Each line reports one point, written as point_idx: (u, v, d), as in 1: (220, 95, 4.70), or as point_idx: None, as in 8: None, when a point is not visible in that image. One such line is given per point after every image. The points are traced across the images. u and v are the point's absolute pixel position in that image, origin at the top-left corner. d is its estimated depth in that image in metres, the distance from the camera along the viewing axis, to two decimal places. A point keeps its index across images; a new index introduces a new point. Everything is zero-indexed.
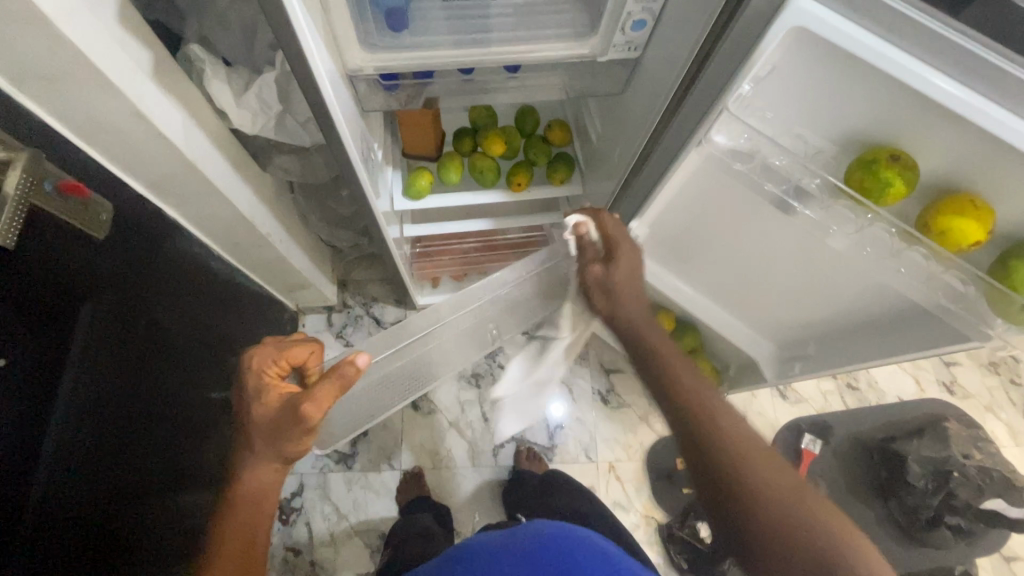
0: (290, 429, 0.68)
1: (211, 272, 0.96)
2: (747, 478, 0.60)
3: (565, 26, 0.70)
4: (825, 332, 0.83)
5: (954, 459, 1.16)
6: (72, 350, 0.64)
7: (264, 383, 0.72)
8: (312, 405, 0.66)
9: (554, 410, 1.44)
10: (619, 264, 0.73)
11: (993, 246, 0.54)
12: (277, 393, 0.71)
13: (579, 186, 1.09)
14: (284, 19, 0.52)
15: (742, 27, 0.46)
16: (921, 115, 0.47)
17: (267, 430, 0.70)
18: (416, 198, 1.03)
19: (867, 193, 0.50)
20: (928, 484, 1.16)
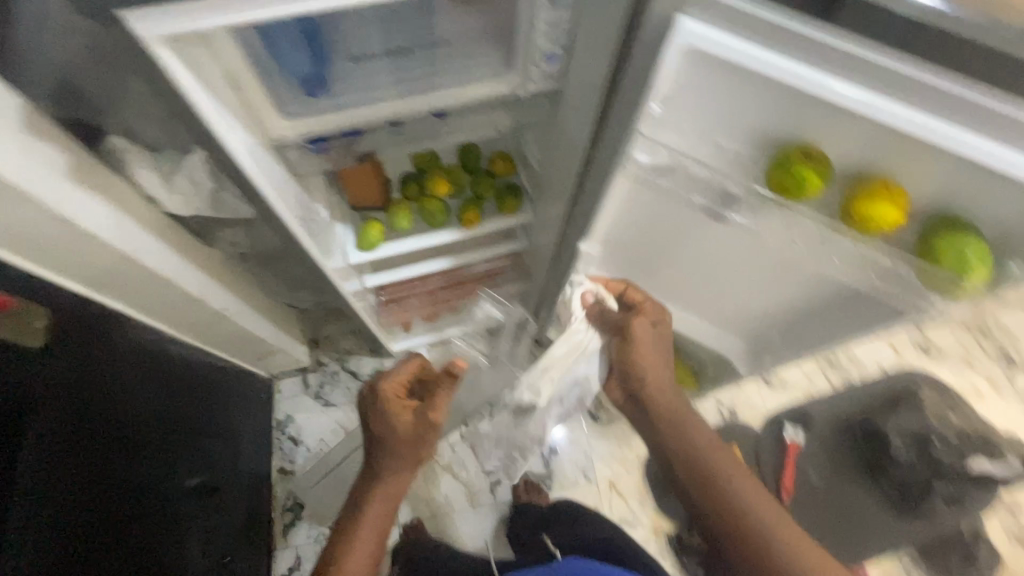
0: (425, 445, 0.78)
1: (167, 357, 0.93)
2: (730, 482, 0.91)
3: (481, 67, 0.71)
4: (786, 324, 0.85)
5: (929, 428, 1.23)
6: (20, 469, 0.60)
7: (396, 409, 0.76)
8: (435, 413, 0.75)
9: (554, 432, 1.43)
10: (654, 320, 0.89)
11: (915, 225, 0.55)
12: (396, 421, 0.76)
13: (531, 213, 1.10)
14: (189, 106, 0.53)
15: (641, 54, 0.48)
16: (823, 112, 0.49)
17: (404, 455, 0.77)
18: (370, 249, 1.04)
19: (785, 190, 0.52)
20: (913, 457, 1.21)
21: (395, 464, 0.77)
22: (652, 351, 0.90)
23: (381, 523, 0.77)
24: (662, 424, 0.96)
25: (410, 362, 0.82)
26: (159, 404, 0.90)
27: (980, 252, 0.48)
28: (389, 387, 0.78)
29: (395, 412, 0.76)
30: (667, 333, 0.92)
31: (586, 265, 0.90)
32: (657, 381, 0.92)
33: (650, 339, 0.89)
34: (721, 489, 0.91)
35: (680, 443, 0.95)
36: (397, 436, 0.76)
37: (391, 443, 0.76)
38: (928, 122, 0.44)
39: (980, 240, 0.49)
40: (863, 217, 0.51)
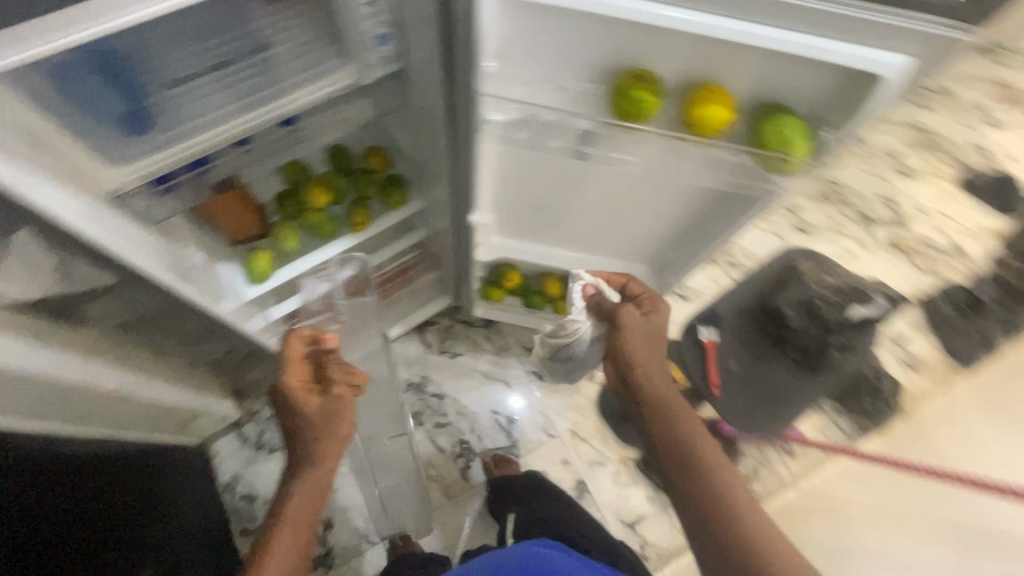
0: (339, 409, 0.80)
1: (72, 456, 0.83)
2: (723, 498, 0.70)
3: (316, 64, 0.68)
4: (676, 239, 0.91)
5: (813, 293, 1.32)
6: None
7: (302, 388, 0.81)
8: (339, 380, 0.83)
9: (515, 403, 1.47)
10: (653, 311, 0.85)
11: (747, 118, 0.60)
12: (306, 397, 0.80)
13: (420, 201, 1.09)
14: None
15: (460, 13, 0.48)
16: (643, 35, 0.51)
17: (320, 423, 0.78)
18: (262, 280, 0.98)
19: (628, 115, 0.55)
20: (804, 320, 1.31)
21: (313, 434, 0.78)
22: (645, 344, 0.84)
23: (309, 498, 0.73)
24: (649, 413, 0.80)
25: (295, 338, 0.83)
26: (80, 507, 0.80)
27: (798, 128, 0.53)
28: (292, 374, 0.81)
29: (302, 391, 0.81)
30: (662, 330, 0.86)
31: (483, 232, 0.93)
32: (644, 367, 0.83)
33: (645, 334, 0.85)
34: (715, 492, 0.70)
35: (664, 435, 0.77)
36: (311, 413, 0.79)
37: (307, 416, 0.79)
38: (726, 22, 0.47)
39: (797, 119, 0.54)
40: (700, 122, 0.54)
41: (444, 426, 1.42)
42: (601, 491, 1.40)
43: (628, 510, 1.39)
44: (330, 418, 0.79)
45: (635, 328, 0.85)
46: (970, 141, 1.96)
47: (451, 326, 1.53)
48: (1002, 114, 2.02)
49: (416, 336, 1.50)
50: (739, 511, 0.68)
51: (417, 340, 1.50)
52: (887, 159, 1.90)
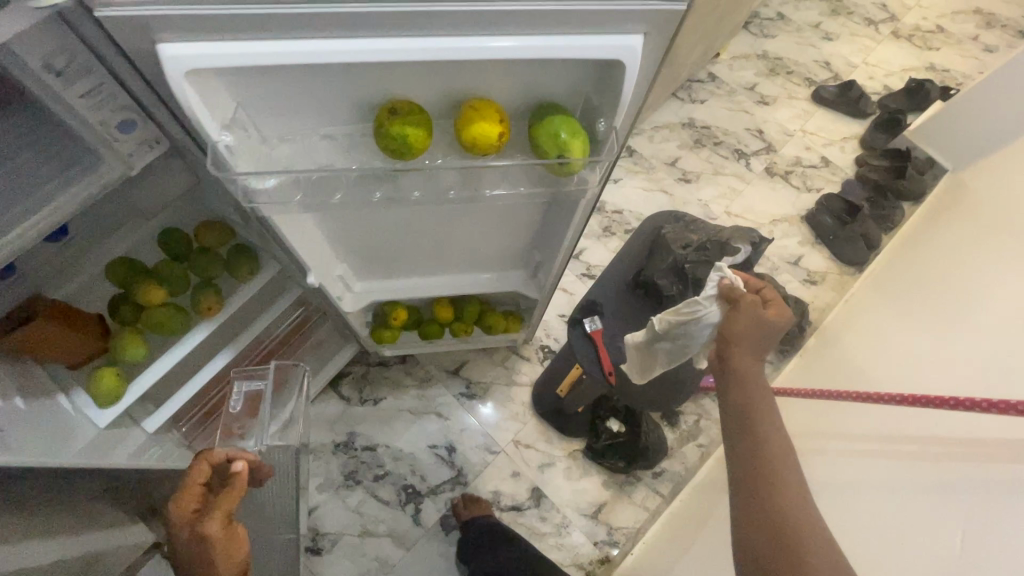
0: (202, 562, 0.68)
1: None
2: (777, 477, 0.66)
3: (61, 166, 0.59)
4: (535, 239, 0.89)
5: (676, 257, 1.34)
6: None
7: (176, 522, 0.70)
8: (209, 520, 0.69)
9: (460, 431, 1.43)
10: (774, 310, 0.80)
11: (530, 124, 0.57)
12: (176, 534, 0.69)
13: (275, 263, 1.01)
14: None
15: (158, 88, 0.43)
16: (378, 70, 0.47)
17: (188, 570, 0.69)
18: (116, 400, 0.87)
19: (395, 152, 0.50)
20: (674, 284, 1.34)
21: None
22: (754, 335, 0.78)
23: None
24: (733, 391, 0.75)
25: (199, 461, 0.75)
26: None
27: (569, 128, 0.50)
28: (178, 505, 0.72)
29: (175, 524, 0.70)
30: (778, 333, 0.79)
31: (339, 283, 0.88)
32: (744, 353, 0.77)
33: (760, 327, 0.79)
34: (769, 466, 0.67)
35: (742, 407, 0.73)
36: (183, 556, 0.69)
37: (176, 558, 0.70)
38: (452, 40, 0.43)
39: (567, 116, 0.51)
40: (475, 143, 0.50)
41: (383, 478, 1.36)
42: (557, 492, 1.39)
43: (587, 502, 1.38)
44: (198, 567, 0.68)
45: (751, 317, 0.79)
46: (815, 60, 2.08)
47: (367, 372, 1.47)
48: (834, 28, 2.16)
49: (332, 394, 1.43)
50: (786, 497, 0.64)
51: (335, 396, 1.43)
52: (747, 93, 1.97)
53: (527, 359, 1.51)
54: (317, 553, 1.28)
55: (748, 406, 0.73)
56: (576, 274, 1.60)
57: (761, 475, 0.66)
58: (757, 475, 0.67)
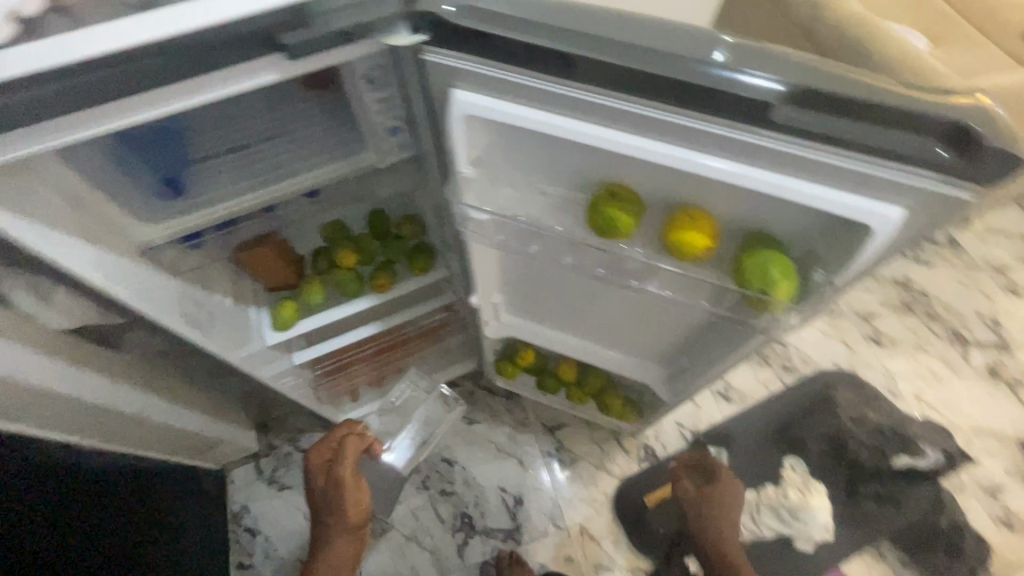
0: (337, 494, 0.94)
1: (84, 468, 0.90)
2: None
3: (336, 147, 0.73)
4: (687, 346, 0.85)
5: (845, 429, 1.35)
6: None
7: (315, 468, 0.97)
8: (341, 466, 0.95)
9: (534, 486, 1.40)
10: (717, 484, 1.09)
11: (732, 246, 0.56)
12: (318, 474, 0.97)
13: (444, 269, 1.12)
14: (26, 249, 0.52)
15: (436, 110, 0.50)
16: (616, 158, 0.50)
17: (326, 500, 0.96)
18: (285, 329, 1.04)
19: (602, 230, 0.53)
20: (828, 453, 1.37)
21: (327, 508, 0.96)
22: (727, 507, 1.08)
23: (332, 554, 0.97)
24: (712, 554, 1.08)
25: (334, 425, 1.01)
26: None
27: (782, 267, 0.47)
28: (316, 455, 0.98)
29: (315, 470, 0.97)
30: (737, 492, 1.10)
31: (492, 311, 0.94)
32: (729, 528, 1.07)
33: (728, 496, 1.09)
34: None
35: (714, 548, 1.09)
36: (320, 492, 0.97)
37: (318, 492, 0.97)
38: (697, 153, 0.44)
39: (782, 254, 0.49)
40: (678, 247, 0.51)
41: (448, 495, 1.39)
42: None
43: None
44: (333, 498, 0.95)
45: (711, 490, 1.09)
46: None
47: (473, 392, 1.52)
48: None
49: None
50: None
51: None
52: (993, 274, 1.66)
53: (625, 451, 1.44)
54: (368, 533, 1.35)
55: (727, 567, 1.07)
56: (711, 388, 1.48)
57: None
58: None
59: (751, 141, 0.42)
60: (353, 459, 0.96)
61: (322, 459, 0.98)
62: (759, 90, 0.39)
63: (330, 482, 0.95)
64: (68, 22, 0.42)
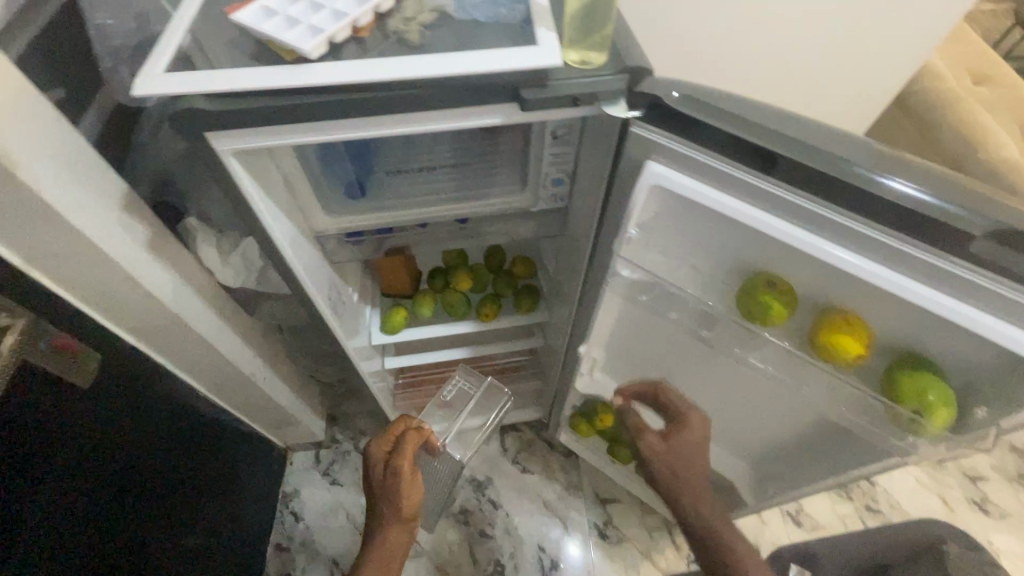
0: (393, 484, 0.95)
1: (191, 412, 0.99)
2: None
3: (500, 184, 0.79)
4: (789, 450, 0.83)
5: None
6: (30, 517, 0.65)
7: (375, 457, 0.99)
8: (400, 458, 0.96)
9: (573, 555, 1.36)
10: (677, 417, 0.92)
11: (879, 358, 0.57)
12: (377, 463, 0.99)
13: (546, 313, 1.16)
14: (252, 215, 0.62)
15: (624, 174, 0.56)
16: (785, 250, 0.53)
17: (382, 489, 0.97)
18: (392, 332, 1.11)
19: (753, 315, 0.56)
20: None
21: (382, 497, 0.97)
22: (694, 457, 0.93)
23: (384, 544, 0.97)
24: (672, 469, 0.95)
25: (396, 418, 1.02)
26: (169, 460, 0.94)
27: (942, 394, 0.49)
28: (378, 446, 1.00)
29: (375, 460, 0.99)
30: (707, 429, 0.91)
31: (589, 365, 0.96)
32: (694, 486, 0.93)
33: (684, 460, 0.93)
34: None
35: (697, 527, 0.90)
36: (379, 484, 0.99)
37: (376, 482, 0.99)
38: (869, 264, 0.47)
39: (943, 383, 0.50)
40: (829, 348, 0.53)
41: (486, 537, 1.38)
42: None
43: None
44: (390, 488, 0.96)
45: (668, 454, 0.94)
46: None
47: (532, 440, 1.52)
48: None
49: (496, 436, 1.52)
50: None
51: (497, 439, 1.53)
52: None
53: (676, 546, 1.37)
54: None
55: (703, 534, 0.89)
56: (783, 506, 1.37)
57: None
58: None
59: (915, 253, 0.45)
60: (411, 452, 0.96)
61: (384, 450, 1.00)
62: (935, 208, 0.43)
63: (388, 472, 0.96)
64: (356, 48, 0.51)
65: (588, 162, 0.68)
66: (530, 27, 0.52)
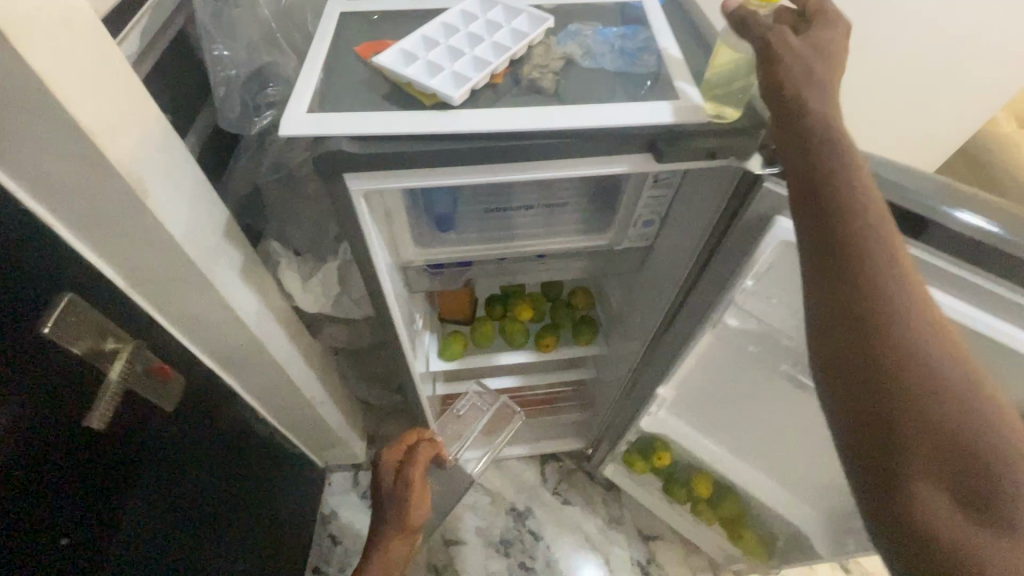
0: (402, 493, 0.93)
1: (249, 431, 0.98)
2: (913, 359, 0.40)
3: (589, 222, 0.79)
4: None
5: None
6: (117, 540, 0.65)
7: (385, 466, 0.96)
8: (412, 468, 0.93)
9: None
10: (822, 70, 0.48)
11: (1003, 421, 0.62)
12: (386, 471, 0.96)
13: (604, 346, 1.14)
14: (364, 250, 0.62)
15: (746, 224, 0.55)
16: None
17: (390, 499, 0.94)
18: (450, 359, 1.10)
19: None
20: None
21: (387, 507, 0.94)
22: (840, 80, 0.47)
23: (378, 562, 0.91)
24: (811, 172, 0.44)
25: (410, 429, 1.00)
26: (228, 479, 0.93)
27: None
28: (390, 455, 0.97)
29: (384, 467, 0.96)
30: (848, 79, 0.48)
31: (657, 404, 0.94)
32: (848, 186, 0.43)
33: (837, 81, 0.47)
34: (895, 339, 0.41)
35: (832, 238, 0.43)
36: (386, 491, 0.96)
37: (382, 490, 0.96)
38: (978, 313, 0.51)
39: None
40: None
41: (527, 571, 1.35)
42: None
43: None
44: (397, 497, 0.93)
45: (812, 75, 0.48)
46: None
47: (573, 471, 1.50)
48: None
49: (536, 464, 1.50)
50: (923, 383, 0.40)
51: (537, 468, 1.50)
52: None
53: None
54: None
55: (863, 275, 0.42)
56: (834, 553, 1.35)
57: (903, 404, 0.40)
58: (909, 391, 0.40)
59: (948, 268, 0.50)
60: (421, 462, 0.94)
61: (395, 460, 0.97)
62: (992, 234, 0.47)
63: (398, 480, 0.94)
64: (490, 95, 0.52)
65: (689, 205, 0.68)
66: (652, 81, 0.54)
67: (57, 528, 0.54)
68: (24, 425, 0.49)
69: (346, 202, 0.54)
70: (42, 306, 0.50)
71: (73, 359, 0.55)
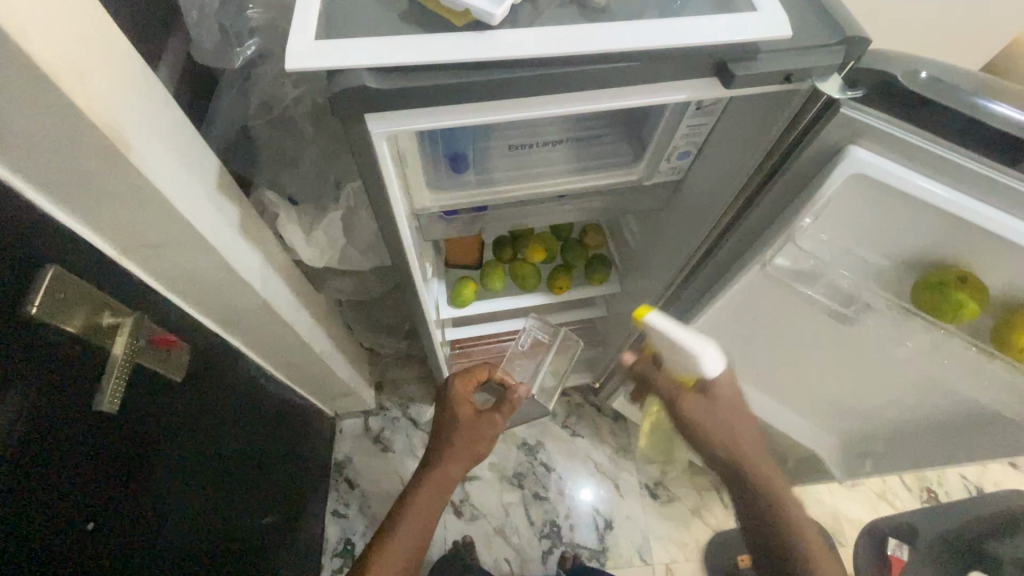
0: (482, 430, 0.92)
1: (259, 389, 0.95)
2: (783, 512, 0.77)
3: (616, 155, 0.73)
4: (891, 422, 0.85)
5: None
6: (140, 512, 0.63)
7: (463, 399, 0.93)
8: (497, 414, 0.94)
9: (625, 513, 1.40)
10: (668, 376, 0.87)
11: None
12: (465, 406, 0.93)
13: (617, 284, 1.11)
14: (382, 199, 0.55)
15: (811, 154, 0.50)
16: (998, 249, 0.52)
17: (466, 434, 0.91)
18: (461, 306, 1.06)
19: (940, 313, 0.55)
20: None
21: (461, 442, 0.91)
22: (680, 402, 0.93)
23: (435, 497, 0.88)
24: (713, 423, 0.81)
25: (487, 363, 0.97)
26: (241, 438, 0.91)
27: None
28: (465, 387, 0.94)
29: (461, 401, 0.93)
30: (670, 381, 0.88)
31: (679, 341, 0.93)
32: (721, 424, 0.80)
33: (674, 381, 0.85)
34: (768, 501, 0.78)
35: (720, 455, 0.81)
36: (456, 424, 0.92)
37: (453, 424, 0.92)
38: None
39: None
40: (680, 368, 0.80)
41: (541, 500, 1.41)
42: None
43: None
44: (473, 433, 0.92)
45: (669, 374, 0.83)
46: None
47: (581, 405, 1.53)
48: None
49: None
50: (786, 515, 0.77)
51: None
52: None
53: (724, 506, 1.42)
54: (458, 514, 1.38)
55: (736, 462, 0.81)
56: None
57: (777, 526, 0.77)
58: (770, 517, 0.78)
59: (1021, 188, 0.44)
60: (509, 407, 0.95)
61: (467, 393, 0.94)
62: None
63: (476, 416, 0.93)
64: (529, 11, 0.44)
65: (733, 134, 0.62)
66: None
67: (75, 511, 0.52)
68: (25, 417, 0.45)
69: (363, 145, 0.47)
70: (23, 282, 0.43)
71: (70, 338, 0.48)
